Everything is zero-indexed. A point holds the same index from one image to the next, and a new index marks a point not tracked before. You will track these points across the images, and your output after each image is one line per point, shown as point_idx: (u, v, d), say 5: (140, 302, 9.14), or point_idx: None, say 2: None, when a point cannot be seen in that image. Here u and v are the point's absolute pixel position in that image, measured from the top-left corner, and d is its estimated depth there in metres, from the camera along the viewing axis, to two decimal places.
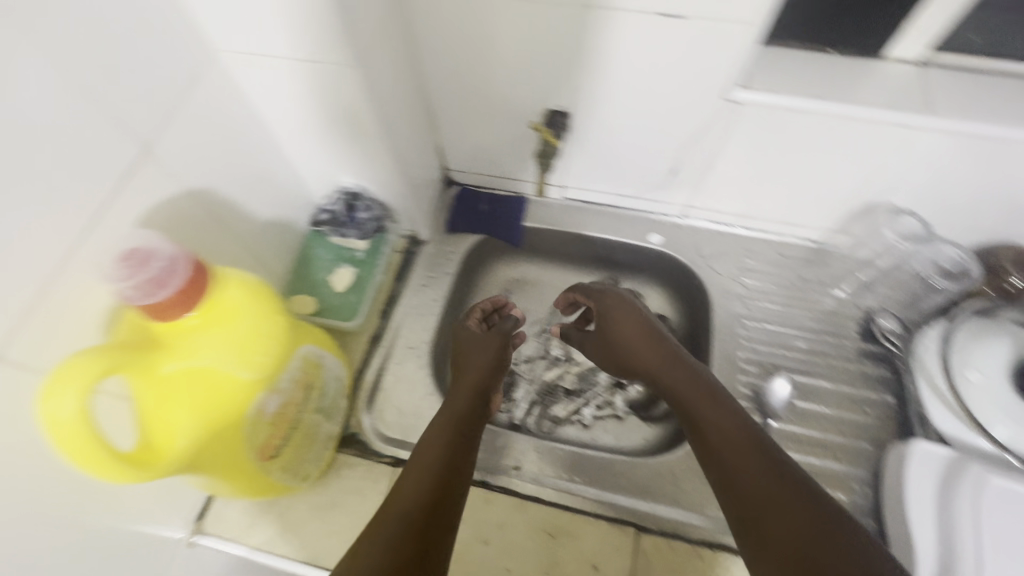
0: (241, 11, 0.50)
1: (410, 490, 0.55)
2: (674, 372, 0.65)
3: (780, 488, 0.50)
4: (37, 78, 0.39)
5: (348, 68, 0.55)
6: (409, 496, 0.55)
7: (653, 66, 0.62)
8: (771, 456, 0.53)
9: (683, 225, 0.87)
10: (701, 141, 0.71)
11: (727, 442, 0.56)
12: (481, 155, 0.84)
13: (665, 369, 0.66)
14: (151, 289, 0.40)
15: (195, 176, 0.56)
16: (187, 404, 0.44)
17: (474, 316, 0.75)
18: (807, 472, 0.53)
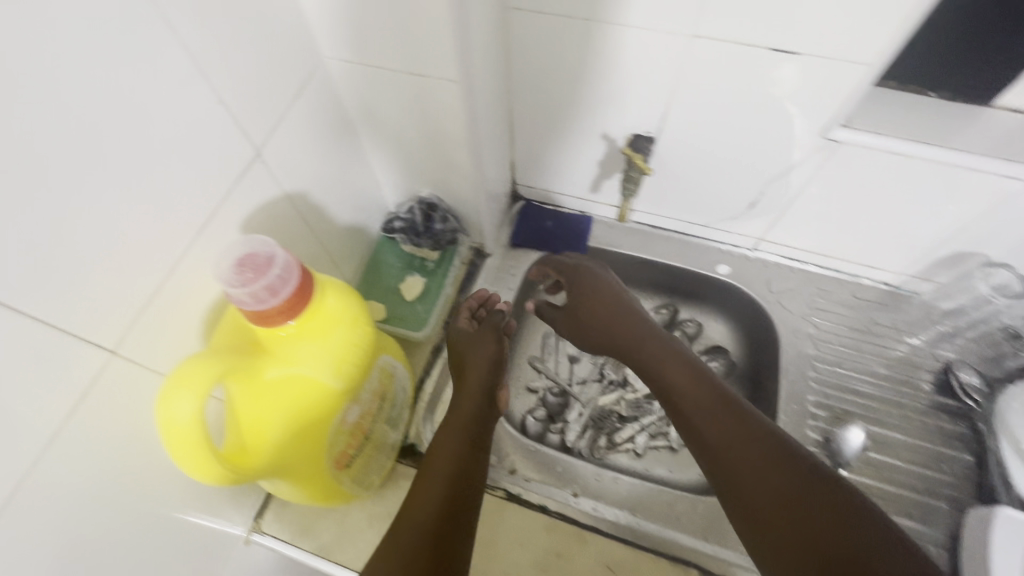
0: (355, 21, 0.50)
1: (422, 504, 0.55)
2: (655, 357, 0.61)
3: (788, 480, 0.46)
4: (170, 76, 0.39)
5: (450, 82, 0.54)
6: (422, 510, 0.55)
7: (752, 98, 0.61)
8: (768, 441, 0.50)
9: (753, 258, 0.85)
10: (789, 176, 0.69)
11: (722, 435, 0.51)
12: (553, 173, 0.83)
13: (646, 349, 0.63)
14: (263, 296, 0.40)
15: (291, 182, 0.55)
16: (281, 413, 0.44)
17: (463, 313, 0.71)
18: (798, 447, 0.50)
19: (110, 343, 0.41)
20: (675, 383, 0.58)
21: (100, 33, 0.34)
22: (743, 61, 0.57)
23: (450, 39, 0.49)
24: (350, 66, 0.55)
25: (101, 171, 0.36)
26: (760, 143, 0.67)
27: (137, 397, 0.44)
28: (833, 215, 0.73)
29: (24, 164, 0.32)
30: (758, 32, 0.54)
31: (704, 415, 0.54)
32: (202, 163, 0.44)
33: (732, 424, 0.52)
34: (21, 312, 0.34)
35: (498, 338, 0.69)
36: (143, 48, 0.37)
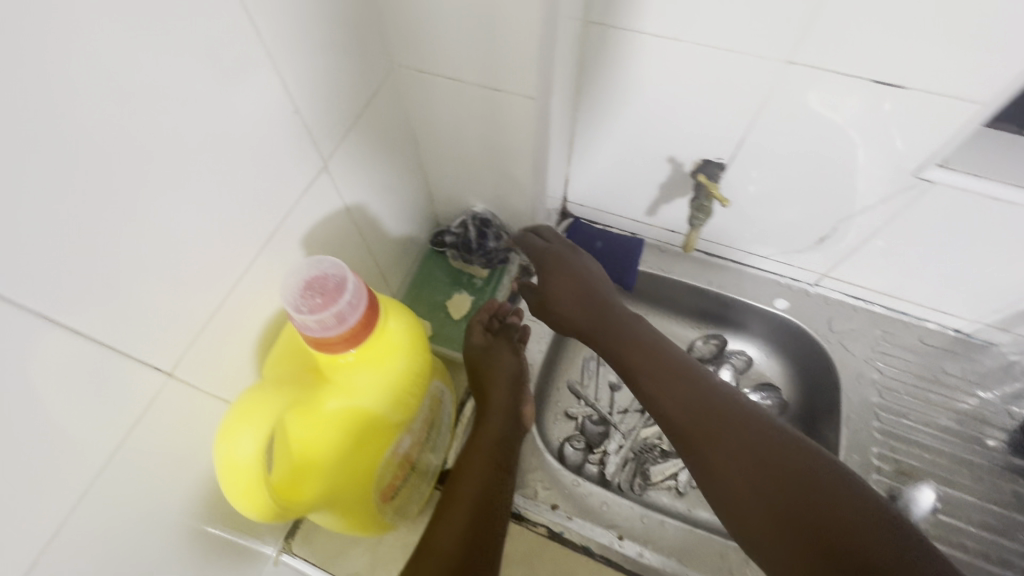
0: (434, 30, 0.48)
1: (451, 531, 0.53)
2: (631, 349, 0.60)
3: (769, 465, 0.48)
4: (250, 82, 0.37)
5: (527, 99, 0.51)
6: (446, 536, 0.53)
7: (841, 130, 0.57)
8: (749, 429, 0.50)
9: (813, 293, 0.81)
10: (868, 214, 0.65)
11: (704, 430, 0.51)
12: (609, 193, 0.79)
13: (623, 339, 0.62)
14: (329, 324, 0.37)
15: (350, 194, 0.53)
16: (335, 447, 0.41)
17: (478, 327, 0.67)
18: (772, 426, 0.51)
19: (168, 365, 0.39)
20: (651, 371, 0.58)
21: (188, 35, 0.32)
22: (836, 92, 0.54)
23: (535, 55, 0.46)
24: (421, 76, 0.53)
25: (174, 180, 0.34)
26: (841, 177, 0.63)
27: (188, 420, 0.42)
28: (910, 257, 0.68)
29: (101, 172, 0.30)
30: (859, 61, 0.51)
31: (678, 403, 0.55)
32: (271, 172, 0.42)
33: (715, 416, 0.52)
34: (83, 333, 0.32)
35: (516, 352, 0.67)
36: (228, 52, 0.35)
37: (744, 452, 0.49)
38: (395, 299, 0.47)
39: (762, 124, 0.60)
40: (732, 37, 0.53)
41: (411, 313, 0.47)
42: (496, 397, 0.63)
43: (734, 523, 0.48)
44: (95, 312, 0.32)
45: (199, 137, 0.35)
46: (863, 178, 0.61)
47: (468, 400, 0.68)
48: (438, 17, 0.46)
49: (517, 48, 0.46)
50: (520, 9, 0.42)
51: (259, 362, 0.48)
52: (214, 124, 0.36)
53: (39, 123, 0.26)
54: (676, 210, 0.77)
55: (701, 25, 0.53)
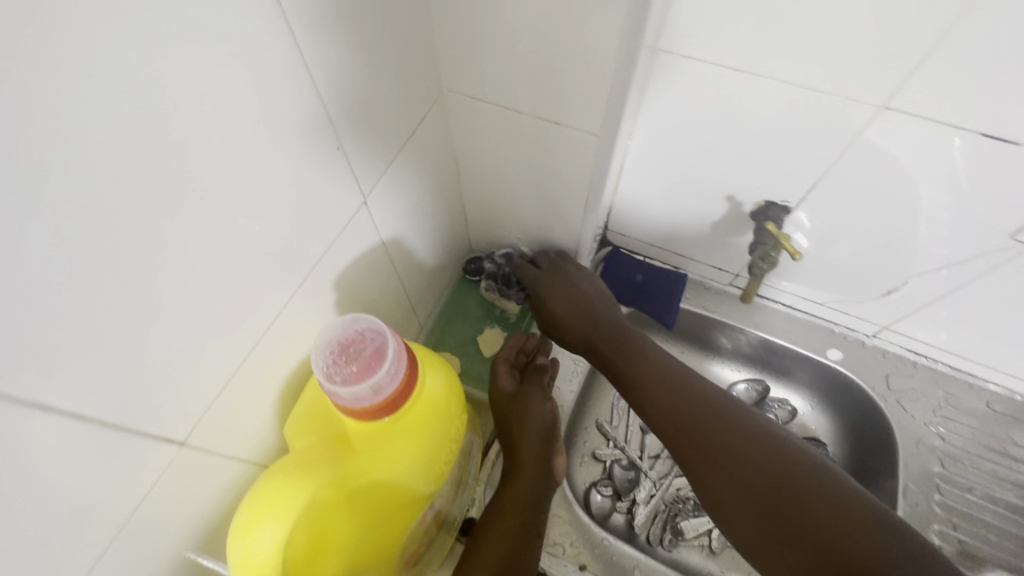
0: (494, 59, 0.43)
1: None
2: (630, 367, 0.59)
3: (760, 477, 0.47)
4: (288, 115, 0.33)
5: (595, 138, 0.46)
6: None
7: (932, 182, 0.51)
8: (740, 438, 0.50)
9: (869, 345, 0.74)
10: (947, 272, 0.59)
11: (698, 448, 0.51)
12: (655, 226, 0.74)
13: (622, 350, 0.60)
14: (364, 396, 0.33)
15: (388, 226, 0.49)
16: (362, 522, 0.37)
17: (502, 372, 0.62)
18: (763, 432, 0.50)
19: (181, 435, 0.34)
20: (639, 376, 0.58)
21: (224, 69, 0.28)
22: (933, 142, 0.48)
23: (605, 89, 0.41)
24: (471, 102, 0.48)
25: (200, 231, 0.30)
26: (923, 231, 0.57)
27: (201, 490, 0.37)
28: (987, 318, 0.62)
29: (120, 231, 0.26)
30: (966, 111, 0.45)
31: (662, 407, 0.55)
32: (304, 210, 0.38)
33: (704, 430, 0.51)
34: (86, 416, 0.28)
35: (545, 398, 0.61)
36: (267, 85, 0.31)
37: (726, 453, 0.50)
38: (430, 351, 0.42)
39: (840, 170, 0.55)
40: (819, 76, 0.47)
41: (447, 367, 0.42)
42: (527, 450, 0.58)
43: (729, 530, 0.48)
44: (103, 389, 0.28)
45: (229, 181, 0.31)
46: (950, 235, 0.55)
47: (495, 446, 0.63)
48: (497, 40, 0.41)
49: (584, 81, 0.41)
50: (600, 37, 0.37)
51: (279, 413, 0.44)
52: (246, 165, 0.32)
53: (50, 183, 0.22)
54: (727, 248, 0.71)
55: (783, 62, 0.48)
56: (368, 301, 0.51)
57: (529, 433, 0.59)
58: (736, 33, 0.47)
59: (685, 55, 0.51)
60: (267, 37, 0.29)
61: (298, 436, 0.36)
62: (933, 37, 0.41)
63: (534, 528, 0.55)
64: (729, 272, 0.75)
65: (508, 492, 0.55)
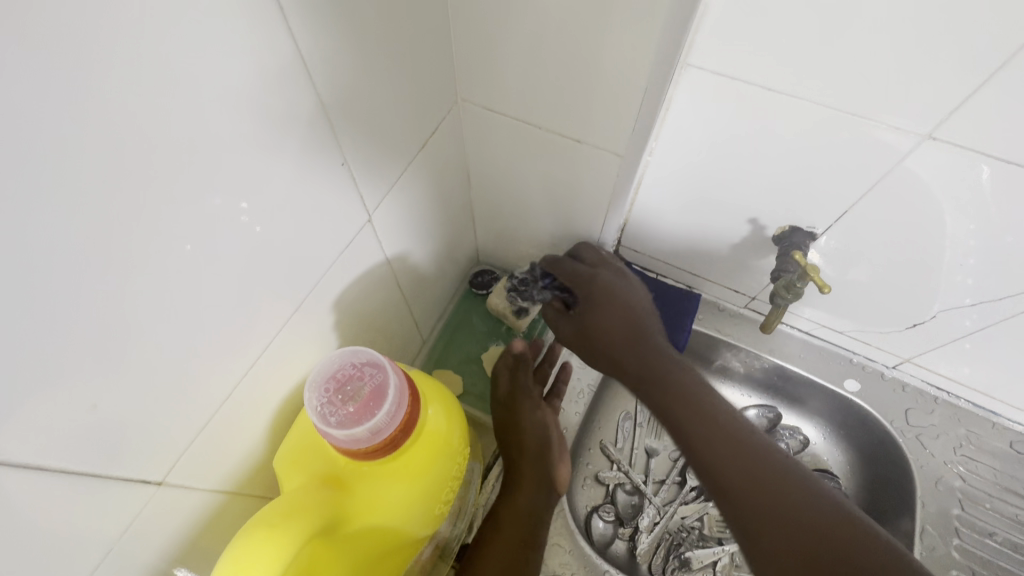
0: (515, 71, 0.40)
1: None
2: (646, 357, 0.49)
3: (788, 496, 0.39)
4: (292, 130, 0.31)
5: (618, 157, 0.43)
6: None
7: (971, 214, 0.49)
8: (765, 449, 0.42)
9: (888, 376, 0.72)
10: (977, 306, 0.57)
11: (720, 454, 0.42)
12: (670, 244, 0.71)
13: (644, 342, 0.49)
14: (360, 436, 0.31)
15: (393, 242, 0.46)
16: (358, 565, 0.34)
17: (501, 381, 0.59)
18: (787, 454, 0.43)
19: (160, 473, 0.32)
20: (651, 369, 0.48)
21: (223, 81, 0.25)
22: (976, 174, 0.45)
23: (634, 108, 0.39)
24: (487, 113, 0.46)
25: (189, 254, 0.28)
26: (955, 265, 0.54)
27: (181, 531, 0.35)
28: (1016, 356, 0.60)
29: (100, 258, 0.24)
30: (1014, 143, 0.42)
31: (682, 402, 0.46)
32: (305, 225, 0.35)
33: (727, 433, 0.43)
34: (50, 468, 0.25)
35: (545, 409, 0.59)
36: (271, 97, 0.28)
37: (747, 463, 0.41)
38: (432, 380, 0.39)
39: (875, 198, 0.52)
40: (858, 99, 0.45)
41: (449, 397, 0.39)
42: (529, 475, 0.55)
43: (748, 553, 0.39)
44: (75, 433, 0.26)
45: (222, 201, 0.28)
46: (986, 269, 0.53)
47: (496, 467, 0.60)
48: (518, 52, 0.39)
49: (610, 97, 0.38)
50: (631, 54, 0.35)
51: (269, 442, 0.41)
52: (243, 183, 0.29)
53: (27, 207, 0.20)
54: (746, 270, 0.68)
55: (820, 84, 0.45)
56: (368, 320, 0.48)
57: (529, 448, 0.56)
58: (771, 53, 0.45)
59: (713, 71, 0.48)
60: (273, 47, 0.27)
61: (291, 474, 0.34)
62: (986, 66, 0.39)
63: (535, 554, 0.52)
64: (745, 295, 0.73)
65: (512, 517, 0.52)
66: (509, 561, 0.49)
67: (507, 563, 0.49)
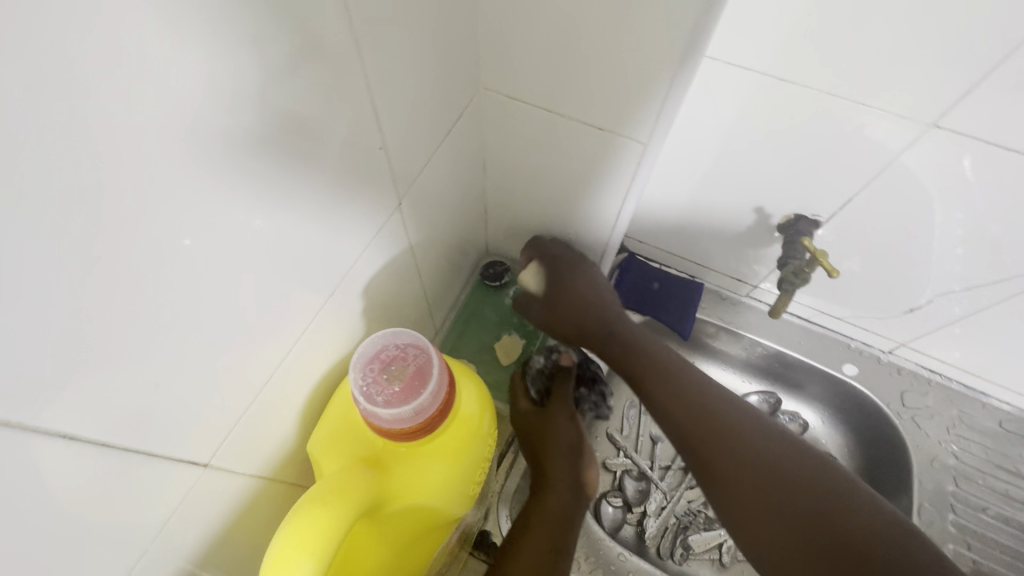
0: (541, 62, 0.41)
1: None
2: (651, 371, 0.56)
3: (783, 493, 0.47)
4: (331, 112, 0.31)
5: (639, 147, 0.44)
6: None
7: (969, 201, 0.50)
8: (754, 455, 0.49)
9: (885, 361, 0.74)
10: (969, 292, 0.59)
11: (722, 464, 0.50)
12: (676, 234, 0.72)
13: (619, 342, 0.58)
14: (408, 417, 0.31)
15: (416, 229, 0.47)
16: (395, 545, 0.35)
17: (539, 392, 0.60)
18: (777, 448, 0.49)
19: (204, 456, 0.32)
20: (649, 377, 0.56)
21: (275, 61, 0.26)
22: (978, 163, 0.47)
23: (659, 98, 0.40)
24: (509, 102, 0.46)
25: (236, 232, 0.28)
26: (947, 255, 0.56)
27: (224, 515, 0.35)
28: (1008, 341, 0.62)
29: (160, 232, 0.24)
30: (1015, 133, 0.44)
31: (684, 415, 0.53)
32: (338, 209, 0.35)
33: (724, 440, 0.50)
34: (106, 443, 0.25)
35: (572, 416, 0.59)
36: (317, 81, 0.29)
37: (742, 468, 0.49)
38: (462, 364, 0.40)
39: (878, 188, 0.53)
40: (868, 89, 0.46)
41: (480, 381, 0.40)
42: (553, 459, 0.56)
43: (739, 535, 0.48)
44: (123, 410, 0.26)
45: (269, 182, 0.29)
46: (982, 256, 0.55)
47: (510, 454, 0.62)
48: (546, 40, 0.39)
49: (638, 88, 0.39)
50: (663, 44, 0.36)
51: (302, 428, 0.41)
52: (288, 164, 0.30)
53: (97, 178, 0.20)
54: (749, 259, 0.70)
55: (831, 73, 0.46)
56: (389, 307, 0.49)
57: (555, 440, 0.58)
58: (784, 43, 0.46)
59: (727, 62, 0.49)
60: (319, 29, 0.27)
61: (328, 456, 0.34)
62: (991, 58, 0.41)
63: (564, 537, 0.52)
64: (748, 284, 0.74)
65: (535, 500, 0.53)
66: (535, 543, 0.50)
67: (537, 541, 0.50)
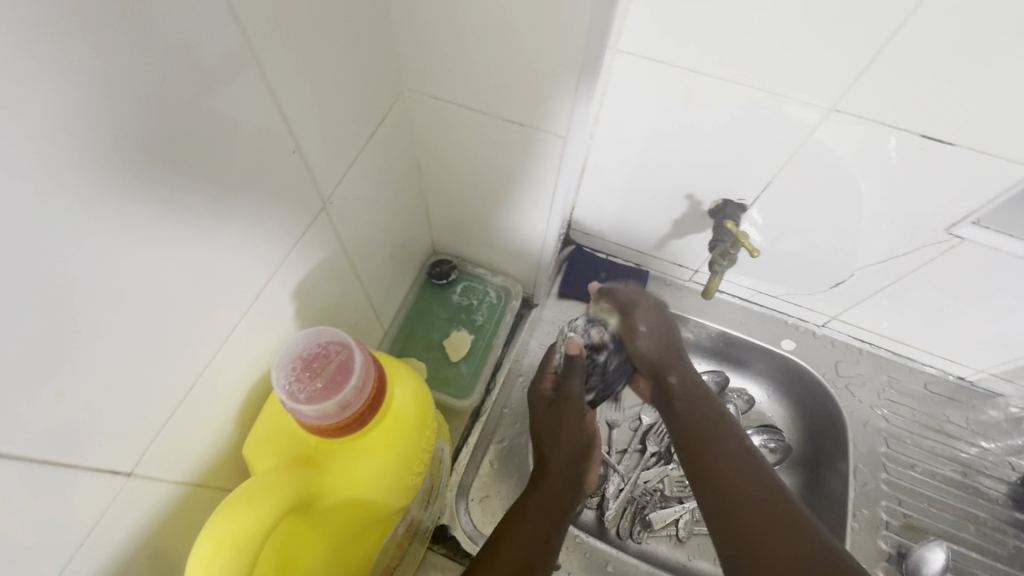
0: (459, 63, 0.44)
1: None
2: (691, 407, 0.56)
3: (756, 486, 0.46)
4: (241, 117, 0.31)
5: (560, 139, 0.47)
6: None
7: (873, 179, 0.54)
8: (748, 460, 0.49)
9: (820, 335, 0.78)
10: (887, 264, 0.63)
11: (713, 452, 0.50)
12: (619, 224, 0.75)
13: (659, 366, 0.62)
14: (333, 413, 0.32)
15: (347, 229, 0.48)
16: (335, 540, 0.36)
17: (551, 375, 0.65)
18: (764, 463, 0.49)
19: (129, 465, 0.32)
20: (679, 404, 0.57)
21: (174, 67, 0.26)
22: (878, 141, 0.50)
23: (572, 85, 0.42)
24: (434, 102, 0.49)
25: (148, 240, 0.28)
26: (873, 231, 0.60)
27: (150, 524, 0.34)
28: (927, 308, 0.66)
29: (63, 240, 0.24)
30: (907, 112, 0.47)
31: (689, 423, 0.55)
32: (258, 213, 0.36)
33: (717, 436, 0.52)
34: (23, 457, 0.25)
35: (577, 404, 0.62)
36: (223, 86, 0.29)
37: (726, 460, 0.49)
38: (395, 360, 0.41)
39: (794, 168, 0.57)
40: (774, 78, 0.49)
41: (413, 374, 0.41)
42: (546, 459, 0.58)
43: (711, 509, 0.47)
44: (41, 421, 0.25)
45: (180, 188, 0.29)
46: (893, 230, 0.58)
47: (465, 448, 0.63)
48: (463, 40, 0.41)
49: (548, 82, 0.42)
50: (566, 35, 0.38)
51: (238, 432, 0.41)
52: (198, 170, 0.30)
53: None
54: (687, 245, 0.73)
55: (739, 66, 0.49)
56: (324, 307, 0.49)
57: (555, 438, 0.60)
58: (695, 39, 0.48)
59: (640, 57, 0.52)
60: (219, 36, 0.28)
61: (260, 455, 0.35)
62: (877, 43, 0.43)
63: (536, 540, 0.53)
64: (689, 268, 0.77)
65: None
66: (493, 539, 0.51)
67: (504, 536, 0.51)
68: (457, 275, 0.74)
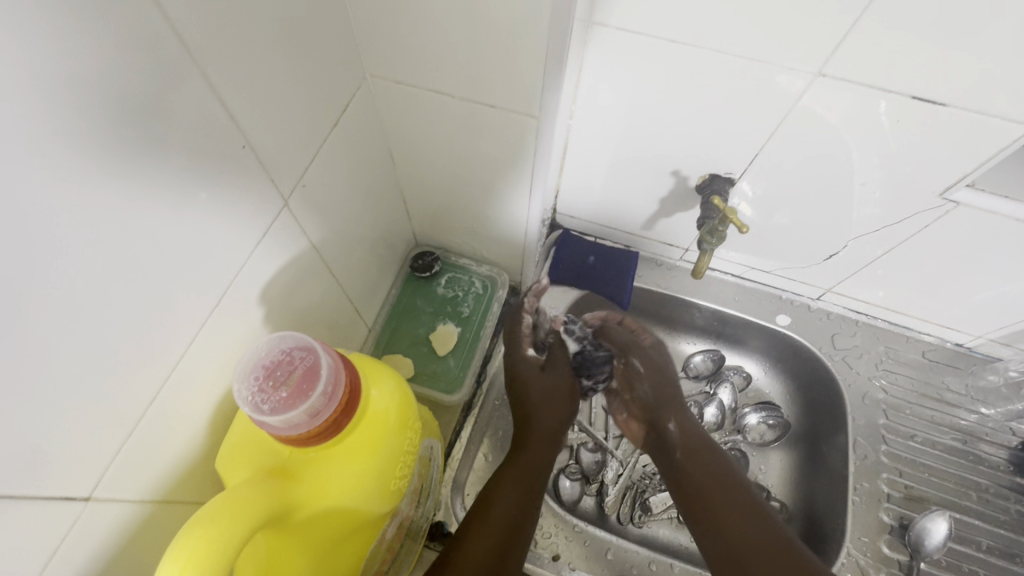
0: (422, 44, 0.41)
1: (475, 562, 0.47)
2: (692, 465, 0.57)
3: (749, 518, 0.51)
4: (179, 115, 0.29)
5: (537, 120, 0.45)
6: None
7: (862, 145, 0.52)
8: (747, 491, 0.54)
9: (814, 308, 0.77)
10: (881, 233, 0.61)
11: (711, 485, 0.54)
12: (606, 205, 0.73)
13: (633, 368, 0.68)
14: (300, 421, 0.31)
15: (316, 225, 0.46)
16: (313, 554, 0.34)
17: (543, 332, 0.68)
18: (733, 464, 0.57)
19: (88, 489, 0.30)
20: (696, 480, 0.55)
21: (95, 63, 0.24)
22: (865, 106, 0.48)
23: (543, 65, 0.39)
24: (399, 87, 0.46)
25: (83, 252, 0.26)
26: (864, 199, 0.58)
27: (115, 546, 0.33)
28: (922, 276, 0.65)
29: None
30: (898, 73, 0.45)
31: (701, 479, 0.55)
32: (208, 214, 0.33)
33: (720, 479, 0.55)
34: None
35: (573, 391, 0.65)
36: (156, 83, 0.27)
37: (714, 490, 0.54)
38: (373, 360, 0.39)
39: (781, 136, 0.54)
40: (761, 46, 0.47)
41: (393, 375, 0.39)
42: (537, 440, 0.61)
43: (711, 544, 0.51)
44: None
45: (116, 196, 0.27)
46: (885, 198, 0.56)
47: (459, 444, 0.62)
48: (424, 21, 0.39)
49: (516, 61, 0.40)
50: (530, 9, 0.35)
51: (210, 442, 0.40)
52: (133, 175, 0.27)
53: None
54: (676, 223, 0.71)
55: (719, 36, 0.47)
56: (298, 307, 0.47)
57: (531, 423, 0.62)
58: (674, 8, 0.46)
59: (617, 30, 0.49)
60: (143, 27, 0.25)
61: (233, 468, 0.34)
62: (860, 2, 0.41)
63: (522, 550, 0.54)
64: (679, 247, 0.76)
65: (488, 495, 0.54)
66: (487, 534, 0.50)
67: (489, 539, 0.49)
68: (441, 267, 0.72)
